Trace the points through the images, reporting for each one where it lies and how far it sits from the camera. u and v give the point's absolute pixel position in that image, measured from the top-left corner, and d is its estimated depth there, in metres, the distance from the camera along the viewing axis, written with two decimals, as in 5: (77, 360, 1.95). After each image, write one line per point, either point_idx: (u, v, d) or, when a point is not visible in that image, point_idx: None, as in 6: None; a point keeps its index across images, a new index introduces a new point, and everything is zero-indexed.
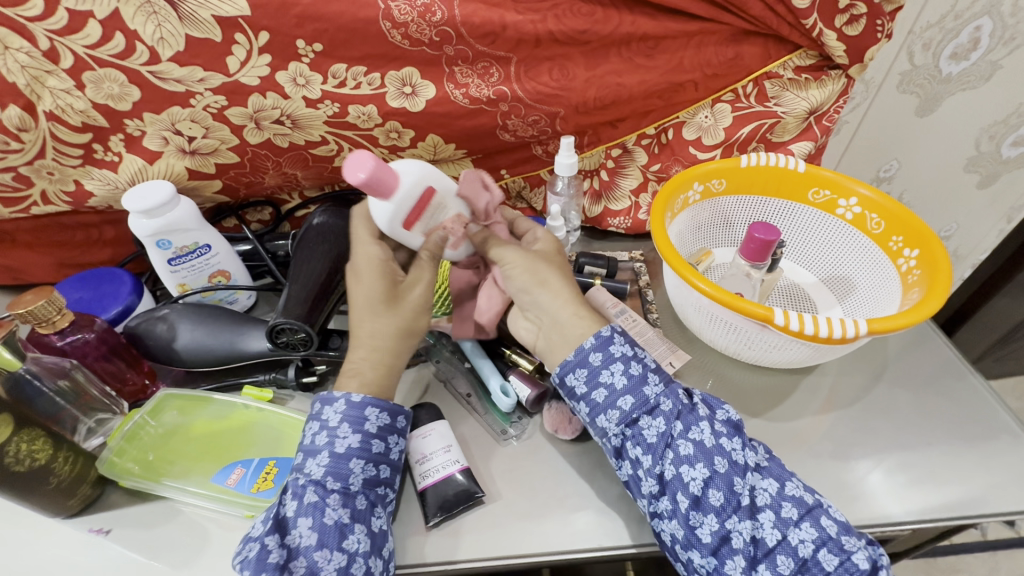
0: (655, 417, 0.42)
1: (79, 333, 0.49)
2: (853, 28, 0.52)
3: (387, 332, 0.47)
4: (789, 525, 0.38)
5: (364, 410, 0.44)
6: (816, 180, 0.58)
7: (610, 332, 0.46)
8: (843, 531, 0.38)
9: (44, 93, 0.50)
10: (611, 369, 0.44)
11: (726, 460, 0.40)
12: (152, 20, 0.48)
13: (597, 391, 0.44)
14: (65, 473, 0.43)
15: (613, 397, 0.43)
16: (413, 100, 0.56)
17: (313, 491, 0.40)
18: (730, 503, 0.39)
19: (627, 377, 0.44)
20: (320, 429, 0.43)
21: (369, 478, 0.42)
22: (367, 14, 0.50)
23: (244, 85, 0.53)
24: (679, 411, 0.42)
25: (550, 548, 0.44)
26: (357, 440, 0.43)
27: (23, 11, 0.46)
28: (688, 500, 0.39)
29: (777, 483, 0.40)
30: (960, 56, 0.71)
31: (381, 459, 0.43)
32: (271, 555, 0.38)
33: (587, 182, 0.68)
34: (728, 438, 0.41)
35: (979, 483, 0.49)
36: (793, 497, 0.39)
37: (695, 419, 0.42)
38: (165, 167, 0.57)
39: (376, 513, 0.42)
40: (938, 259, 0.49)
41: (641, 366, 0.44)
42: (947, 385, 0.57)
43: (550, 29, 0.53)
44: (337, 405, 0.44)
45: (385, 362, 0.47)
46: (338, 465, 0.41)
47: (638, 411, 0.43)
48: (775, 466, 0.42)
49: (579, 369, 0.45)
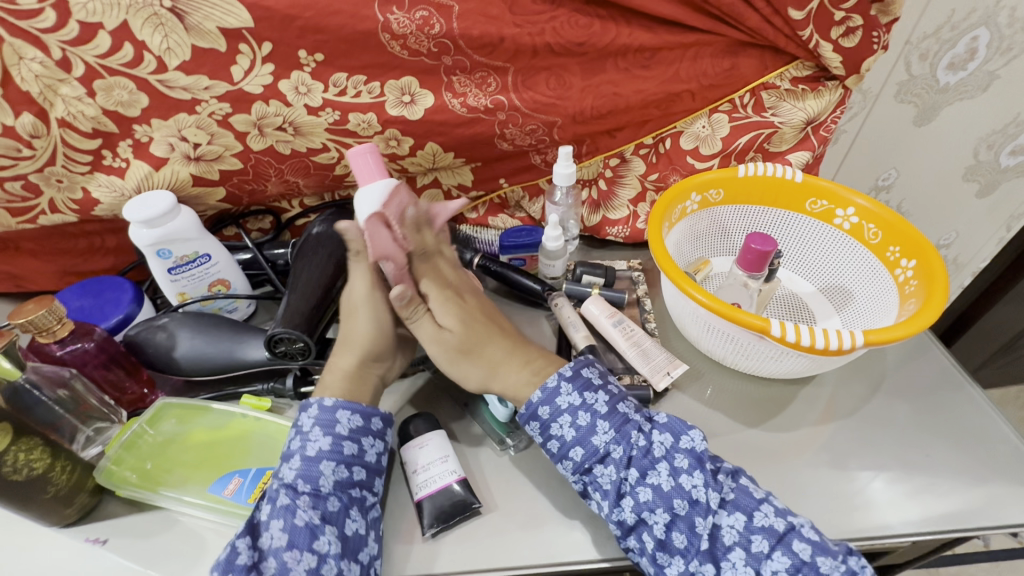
0: (607, 465, 0.43)
1: (78, 341, 0.49)
2: (849, 40, 0.52)
3: (358, 335, 0.50)
4: (760, 558, 0.38)
5: (335, 413, 0.44)
6: (814, 190, 0.58)
7: (556, 383, 0.46)
8: (819, 553, 0.38)
9: (57, 100, 0.51)
10: (559, 421, 0.45)
11: (685, 501, 0.40)
12: (159, 31, 0.49)
13: (551, 442, 0.45)
14: (63, 483, 0.43)
15: (565, 448, 0.44)
16: (412, 109, 0.57)
17: (284, 494, 0.41)
18: (692, 545, 0.40)
19: (575, 429, 0.44)
20: (295, 435, 0.44)
21: (341, 479, 0.42)
22: (367, 26, 0.51)
23: (248, 94, 0.53)
24: (632, 456, 0.43)
25: (543, 558, 0.44)
26: (328, 442, 0.43)
27: (37, 23, 0.47)
28: (654, 542, 0.41)
29: (744, 516, 0.40)
30: (957, 66, 0.71)
31: (354, 461, 0.43)
32: (240, 557, 0.38)
33: (586, 192, 0.68)
34: (688, 475, 0.41)
35: (979, 494, 0.48)
36: (762, 529, 0.39)
37: (650, 462, 0.42)
38: (170, 174, 0.57)
39: (351, 515, 0.42)
40: (935, 270, 0.49)
41: (590, 414, 0.44)
42: (945, 394, 0.56)
43: (547, 40, 0.53)
44: (311, 411, 0.45)
45: (340, 365, 0.49)
46: (308, 467, 0.42)
47: (590, 460, 0.43)
48: (742, 496, 0.41)
49: (531, 421, 0.46)
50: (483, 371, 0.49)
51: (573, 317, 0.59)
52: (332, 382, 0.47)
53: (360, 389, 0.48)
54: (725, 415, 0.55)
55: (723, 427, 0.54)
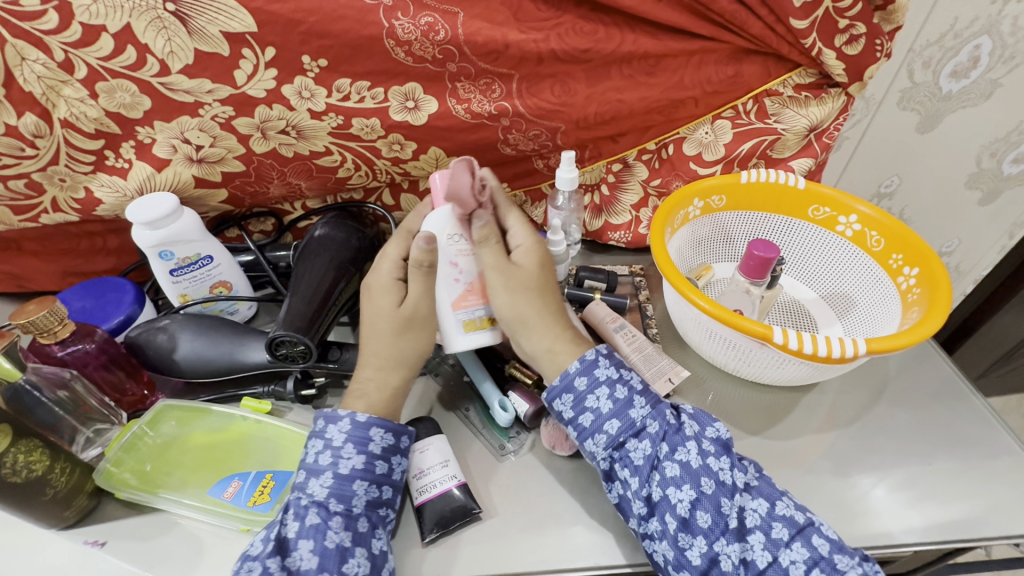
0: (642, 439, 0.43)
1: (79, 343, 0.49)
2: (853, 48, 0.52)
3: (389, 345, 0.48)
4: (779, 546, 0.38)
5: (369, 430, 0.44)
6: (816, 197, 0.59)
7: (595, 355, 0.46)
8: (836, 551, 0.38)
9: (59, 102, 0.51)
10: (596, 393, 0.45)
11: (713, 481, 0.40)
12: (162, 34, 0.49)
13: (584, 415, 0.45)
14: (62, 485, 0.43)
15: (599, 421, 0.44)
16: (416, 114, 0.57)
17: (315, 513, 0.40)
18: (718, 525, 0.39)
19: (612, 401, 0.44)
20: (324, 449, 0.43)
21: (371, 499, 0.43)
22: (372, 31, 0.51)
23: (251, 97, 0.53)
24: (666, 432, 0.43)
25: (544, 565, 0.44)
26: (361, 461, 0.43)
27: (40, 25, 0.47)
28: (676, 522, 0.40)
29: (766, 503, 0.40)
30: (960, 74, 0.71)
31: (383, 480, 0.44)
32: None
33: (588, 197, 0.68)
34: (715, 458, 0.42)
35: (985, 502, 0.48)
36: (784, 518, 0.39)
37: (681, 439, 0.43)
38: (172, 176, 0.57)
39: (377, 534, 0.42)
40: (938, 279, 0.49)
41: (627, 389, 0.45)
42: (949, 403, 0.56)
43: (552, 47, 0.53)
44: (342, 425, 0.44)
45: (391, 382, 0.48)
46: (341, 486, 0.42)
47: (625, 434, 0.43)
48: (765, 485, 0.42)
49: (564, 394, 0.45)
50: (533, 311, 0.48)
51: (576, 321, 0.58)
52: (379, 399, 0.47)
53: (398, 405, 0.48)
54: (726, 422, 0.54)
55: None
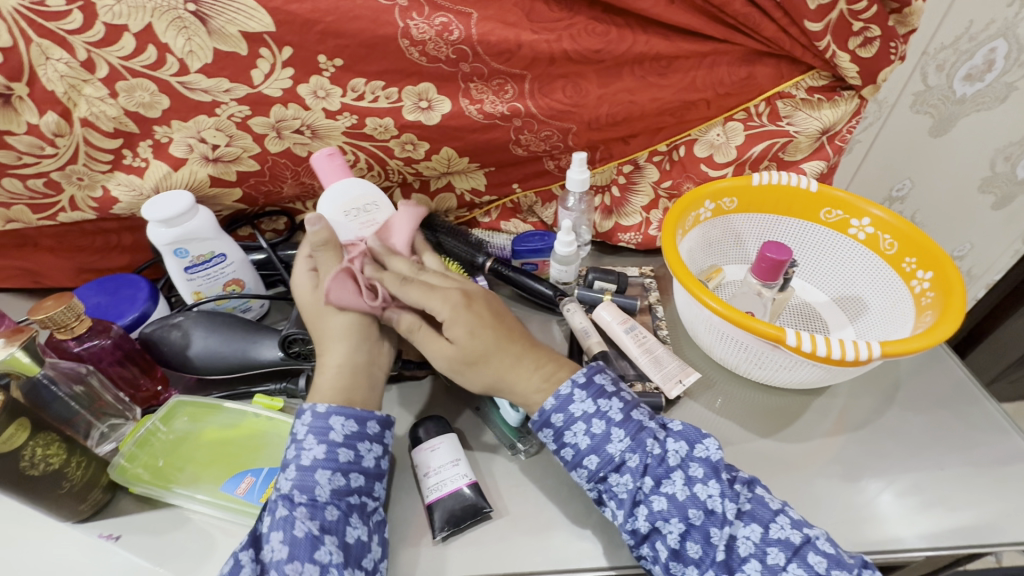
0: (622, 474, 0.42)
1: (96, 339, 0.50)
2: (866, 51, 0.52)
3: (340, 325, 0.50)
4: (776, 571, 0.38)
5: (328, 419, 0.44)
6: (828, 200, 0.58)
7: (570, 389, 0.45)
8: (834, 566, 0.38)
9: (80, 100, 0.52)
10: (574, 429, 0.44)
11: (701, 511, 0.40)
12: (183, 34, 0.49)
13: (565, 449, 0.45)
14: (77, 478, 0.44)
15: (579, 456, 0.44)
16: (429, 115, 0.57)
17: (282, 506, 0.40)
18: (708, 556, 0.40)
19: (590, 436, 0.44)
20: (290, 443, 0.44)
21: (337, 487, 0.42)
22: (387, 31, 0.51)
23: (267, 96, 0.54)
24: (647, 465, 0.42)
25: (554, 565, 0.44)
26: (322, 450, 0.43)
27: (64, 25, 0.47)
28: (667, 552, 0.41)
29: (760, 528, 0.40)
30: (974, 78, 0.71)
31: (350, 468, 0.43)
32: (243, 570, 0.38)
33: (598, 198, 0.68)
34: (703, 485, 0.41)
35: (994, 510, 0.48)
36: (778, 541, 0.39)
37: (665, 471, 0.42)
38: (189, 174, 0.58)
39: (352, 523, 0.41)
40: (952, 283, 0.49)
41: (605, 422, 0.44)
42: (960, 408, 0.56)
43: (565, 47, 0.54)
44: (304, 418, 0.44)
45: (331, 362, 0.48)
46: (304, 477, 0.41)
47: (605, 469, 0.43)
48: (759, 507, 0.41)
49: (544, 430, 0.45)
50: (491, 378, 0.47)
51: (585, 323, 0.59)
52: (324, 382, 0.47)
53: (358, 384, 0.48)
54: (736, 425, 0.54)
55: (735, 437, 0.53)
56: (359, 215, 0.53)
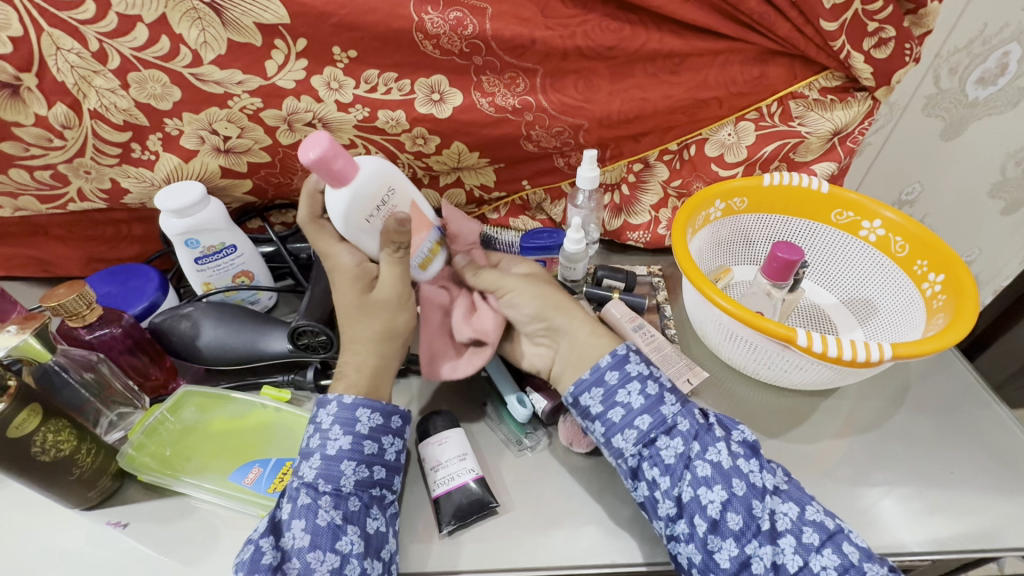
0: (673, 437, 0.43)
1: (106, 327, 0.50)
2: (881, 51, 0.52)
3: (381, 325, 0.48)
4: (810, 550, 0.38)
5: (356, 411, 0.44)
6: (840, 202, 0.58)
7: (626, 350, 0.47)
8: (865, 559, 0.38)
9: (90, 92, 0.52)
10: (628, 388, 0.45)
11: (744, 482, 0.40)
12: (197, 25, 0.49)
13: (613, 410, 0.45)
14: (87, 465, 0.44)
15: (630, 416, 0.44)
16: (441, 107, 0.57)
17: (305, 494, 0.41)
18: (749, 528, 0.39)
19: (643, 396, 0.44)
20: (315, 431, 0.44)
21: (362, 479, 0.42)
22: (401, 24, 0.51)
23: (280, 88, 0.54)
24: (696, 430, 0.43)
25: (560, 560, 0.44)
26: (349, 441, 0.43)
27: (76, 14, 0.47)
28: (707, 524, 0.39)
29: (797, 507, 0.40)
30: (987, 81, 0.71)
31: (374, 460, 0.43)
32: (265, 557, 0.38)
33: (608, 196, 0.68)
34: (745, 460, 0.42)
35: (999, 515, 0.48)
36: (814, 522, 0.39)
37: (712, 439, 0.43)
38: (200, 166, 0.59)
39: (372, 514, 0.42)
40: (965, 286, 0.49)
41: (658, 385, 0.45)
42: (969, 412, 0.56)
43: (579, 44, 0.54)
44: (329, 408, 0.44)
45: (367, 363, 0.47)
46: (330, 467, 0.42)
47: (656, 430, 0.43)
48: (794, 489, 0.42)
49: (594, 388, 0.46)
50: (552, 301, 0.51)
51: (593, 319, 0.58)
52: (360, 380, 0.46)
53: (383, 383, 0.47)
54: (745, 425, 0.54)
55: None
56: (381, 214, 0.46)
